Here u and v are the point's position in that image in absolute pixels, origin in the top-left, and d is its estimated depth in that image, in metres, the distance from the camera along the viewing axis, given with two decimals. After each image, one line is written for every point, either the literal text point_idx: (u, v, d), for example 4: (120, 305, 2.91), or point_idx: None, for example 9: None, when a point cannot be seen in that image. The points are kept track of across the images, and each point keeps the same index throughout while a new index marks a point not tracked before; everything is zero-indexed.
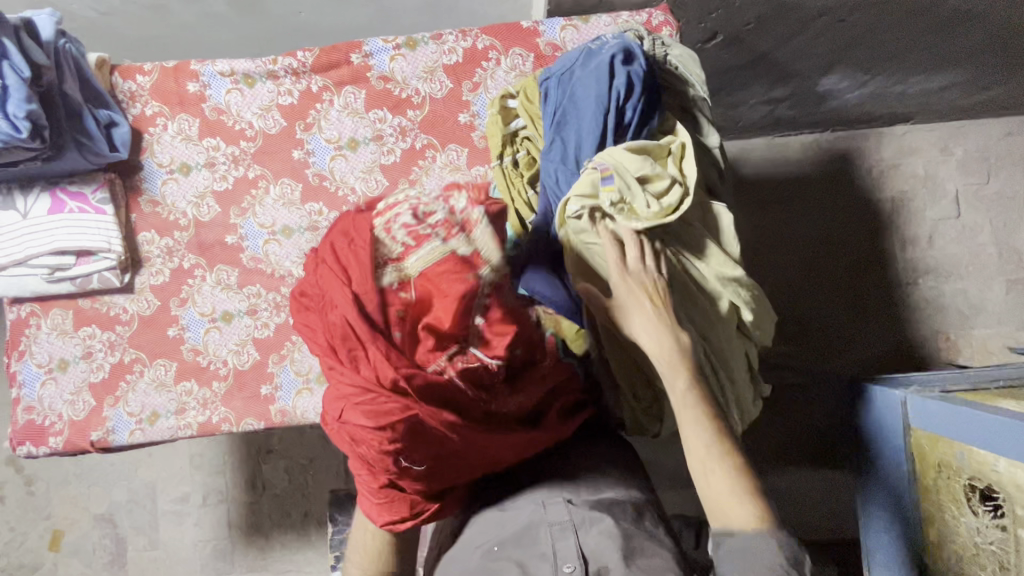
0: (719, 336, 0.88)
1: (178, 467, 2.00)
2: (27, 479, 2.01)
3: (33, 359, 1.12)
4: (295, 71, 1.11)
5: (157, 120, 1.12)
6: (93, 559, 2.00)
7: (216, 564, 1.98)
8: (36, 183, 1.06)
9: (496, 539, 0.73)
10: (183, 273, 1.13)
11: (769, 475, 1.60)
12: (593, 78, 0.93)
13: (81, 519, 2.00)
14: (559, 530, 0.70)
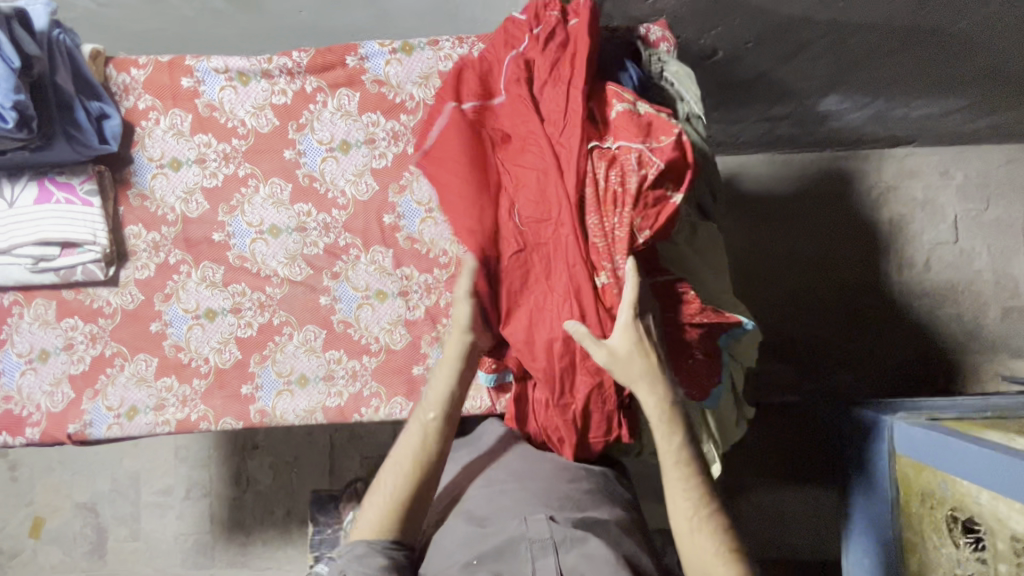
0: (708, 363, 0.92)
1: (162, 459, 1.99)
2: (11, 465, 2.01)
3: (14, 348, 1.12)
4: (290, 71, 1.10)
5: (149, 114, 1.12)
6: (73, 548, 1.99)
7: (196, 558, 1.97)
8: (24, 173, 1.05)
9: (475, 554, 0.74)
10: (168, 269, 1.12)
11: (757, 491, 1.60)
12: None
13: (63, 507, 2.00)
14: (540, 547, 0.73)
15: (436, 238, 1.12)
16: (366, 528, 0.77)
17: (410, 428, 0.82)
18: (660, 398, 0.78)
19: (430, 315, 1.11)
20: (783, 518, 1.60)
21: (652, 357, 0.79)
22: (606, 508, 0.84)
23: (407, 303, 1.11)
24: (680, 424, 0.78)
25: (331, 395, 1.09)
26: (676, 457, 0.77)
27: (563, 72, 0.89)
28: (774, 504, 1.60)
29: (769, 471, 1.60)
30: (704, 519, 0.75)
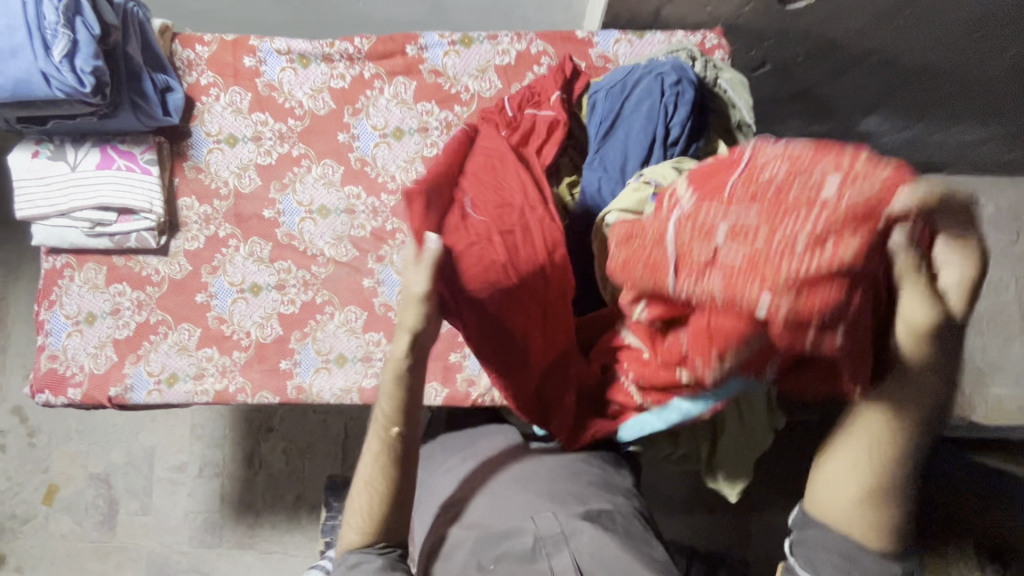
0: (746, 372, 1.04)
1: (178, 436, 2.01)
2: (30, 431, 2.04)
3: (62, 310, 1.14)
4: (350, 56, 1.12)
5: (210, 90, 1.14)
6: (84, 517, 2.01)
7: (204, 537, 1.98)
8: (88, 138, 1.08)
9: (489, 557, 0.78)
10: (218, 242, 1.14)
11: (770, 512, 1.56)
12: (642, 105, 0.95)
13: (78, 476, 2.02)
14: (554, 545, 0.78)
15: None
16: (352, 536, 0.79)
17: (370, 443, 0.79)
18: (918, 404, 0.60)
19: None
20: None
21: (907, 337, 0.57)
22: (610, 496, 0.87)
23: None
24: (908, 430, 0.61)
25: (368, 376, 1.11)
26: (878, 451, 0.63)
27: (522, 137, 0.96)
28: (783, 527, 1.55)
29: (785, 492, 1.55)
30: (867, 509, 0.64)
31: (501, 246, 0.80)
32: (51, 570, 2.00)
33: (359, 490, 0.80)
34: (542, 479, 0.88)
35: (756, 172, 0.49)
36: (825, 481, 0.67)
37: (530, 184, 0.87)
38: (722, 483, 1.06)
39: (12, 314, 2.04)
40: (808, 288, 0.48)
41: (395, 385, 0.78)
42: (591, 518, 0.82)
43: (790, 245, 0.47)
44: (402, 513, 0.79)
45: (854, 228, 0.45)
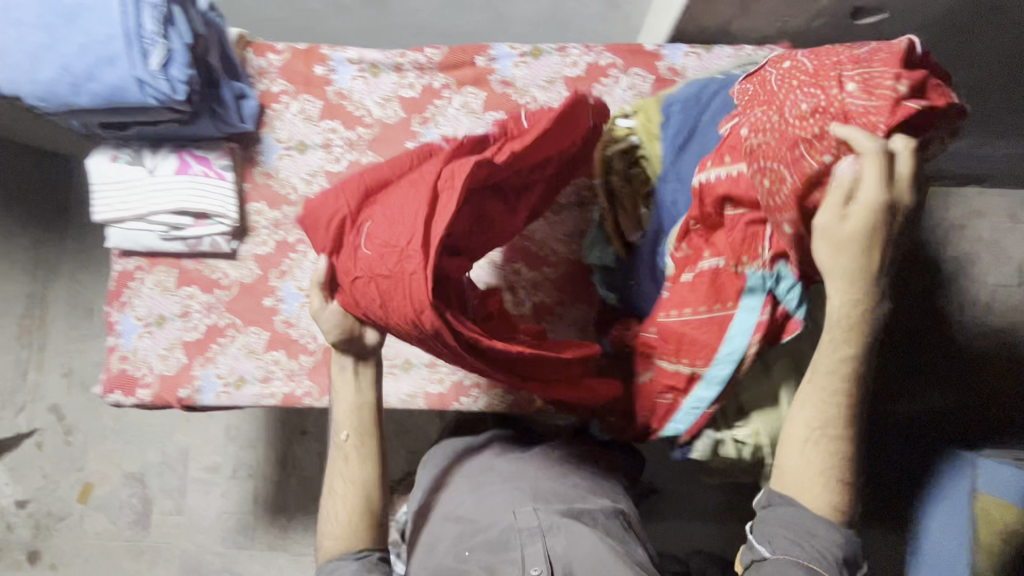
0: None
1: (213, 436, 2.03)
2: (66, 429, 2.04)
3: (133, 311, 1.16)
4: (420, 67, 1.14)
5: (281, 98, 1.16)
6: (119, 516, 2.03)
7: (237, 537, 1.99)
8: (166, 144, 1.10)
9: (468, 545, 0.86)
10: (287, 247, 1.16)
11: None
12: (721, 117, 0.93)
13: (113, 475, 2.04)
14: (529, 537, 0.83)
15: (547, 237, 1.14)
16: (336, 535, 0.88)
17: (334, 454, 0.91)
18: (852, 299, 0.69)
19: (538, 311, 1.14)
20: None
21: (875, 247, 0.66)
22: (596, 500, 0.93)
23: (515, 298, 1.14)
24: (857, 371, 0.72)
25: (434, 382, 1.13)
26: (839, 388, 0.72)
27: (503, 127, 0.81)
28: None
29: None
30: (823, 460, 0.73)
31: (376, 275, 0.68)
32: (85, 568, 2.01)
33: (330, 501, 0.89)
34: (526, 478, 0.95)
35: (801, 64, 0.69)
36: (790, 439, 0.75)
37: (419, 224, 0.66)
38: None
39: (49, 315, 2.02)
40: (780, 135, 0.67)
41: (354, 408, 0.89)
42: (572, 516, 0.87)
43: (800, 104, 0.65)
44: (376, 518, 0.89)
45: (824, 119, 0.63)
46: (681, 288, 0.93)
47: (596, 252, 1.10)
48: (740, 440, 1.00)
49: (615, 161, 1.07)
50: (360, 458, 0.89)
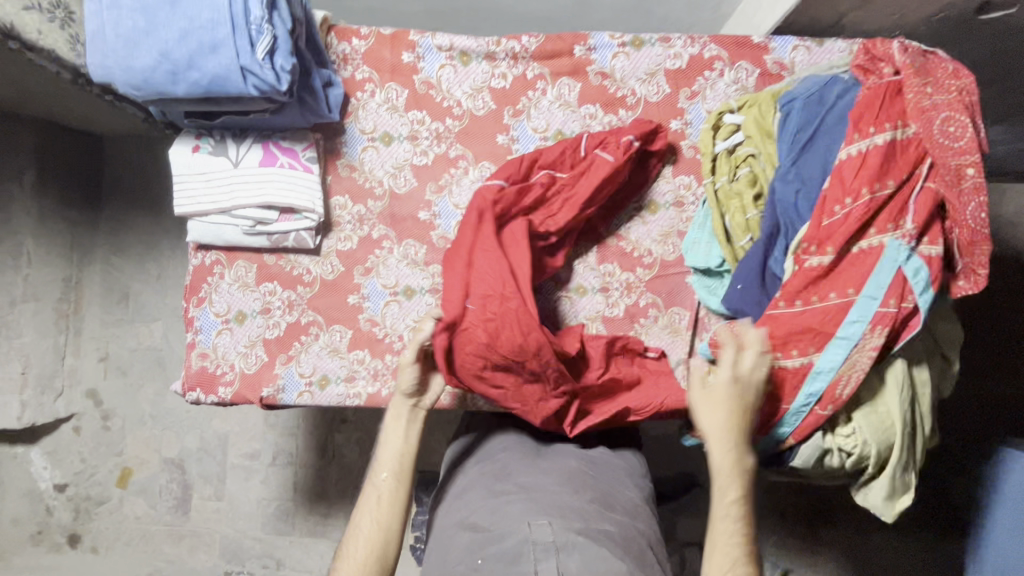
0: (920, 407, 0.99)
1: (252, 423, 1.85)
2: (104, 415, 1.88)
3: (212, 307, 1.12)
4: (515, 55, 1.09)
5: (365, 86, 1.11)
6: (158, 501, 1.89)
7: (277, 524, 1.84)
8: (249, 135, 1.05)
9: (479, 556, 0.84)
10: (371, 243, 1.12)
11: (858, 523, 1.51)
12: (848, 118, 0.93)
13: (151, 460, 1.89)
14: (543, 551, 0.81)
15: (643, 237, 1.10)
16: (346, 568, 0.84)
17: (367, 490, 0.89)
18: (737, 458, 0.84)
19: (630, 313, 1.10)
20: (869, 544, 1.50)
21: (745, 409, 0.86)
22: (612, 519, 0.92)
23: (607, 299, 1.11)
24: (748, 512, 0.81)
25: None
26: (739, 522, 0.80)
27: (568, 160, 1.05)
28: (859, 526, 1.51)
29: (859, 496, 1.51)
30: None
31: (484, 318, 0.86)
32: (126, 553, 1.89)
33: (351, 541, 0.86)
34: (543, 494, 0.94)
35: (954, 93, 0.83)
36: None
37: (508, 273, 0.88)
38: (880, 503, 1.03)
39: (84, 299, 1.85)
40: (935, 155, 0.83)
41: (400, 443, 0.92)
42: (587, 535, 0.85)
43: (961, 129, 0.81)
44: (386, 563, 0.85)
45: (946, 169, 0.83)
46: (805, 268, 0.88)
47: (697, 254, 1.05)
48: (845, 450, 0.98)
49: (722, 158, 1.04)
50: (390, 503, 0.88)
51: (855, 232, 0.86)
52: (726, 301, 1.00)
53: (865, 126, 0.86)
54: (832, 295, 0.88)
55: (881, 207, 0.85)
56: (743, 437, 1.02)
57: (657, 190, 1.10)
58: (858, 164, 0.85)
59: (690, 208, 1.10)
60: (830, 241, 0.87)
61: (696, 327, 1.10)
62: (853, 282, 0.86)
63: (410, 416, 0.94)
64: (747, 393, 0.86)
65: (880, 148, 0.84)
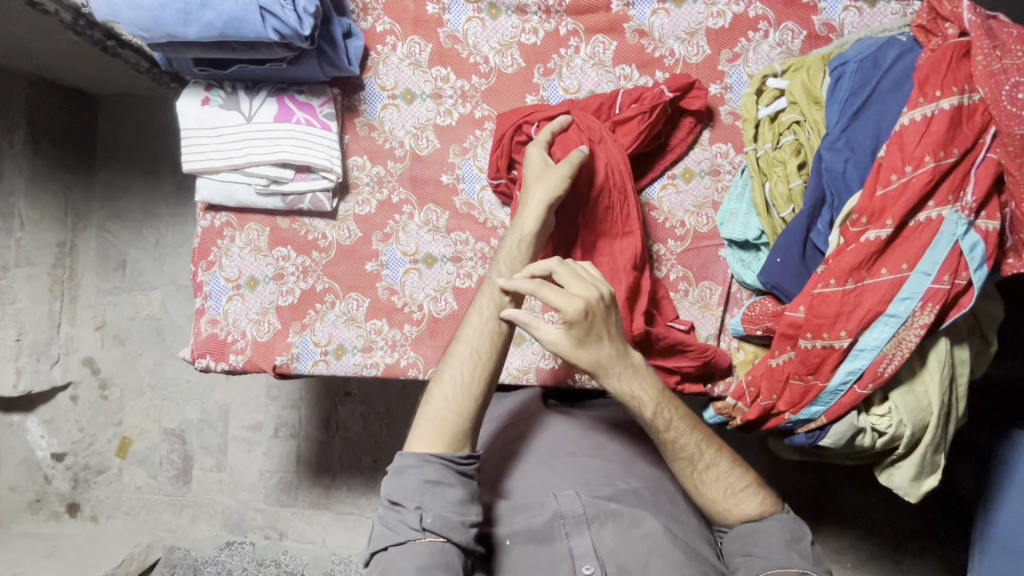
0: (958, 389, 0.96)
1: (253, 395, 1.79)
2: (101, 383, 1.81)
3: (222, 272, 1.07)
4: (547, 9, 1.02)
5: (386, 39, 1.04)
6: (159, 471, 1.83)
7: (279, 496, 1.79)
8: (262, 87, 0.99)
9: (508, 533, 0.86)
10: (391, 208, 1.06)
11: (865, 501, 1.49)
12: (904, 84, 0.88)
13: (151, 430, 1.82)
14: (575, 527, 0.85)
15: (675, 207, 1.05)
16: (444, 411, 0.84)
17: (473, 328, 0.90)
18: (631, 377, 0.85)
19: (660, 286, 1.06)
20: (865, 523, 1.49)
21: (605, 332, 0.83)
22: (638, 474, 0.94)
23: None
24: (680, 409, 0.87)
25: (546, 358, 1.06)
26: (695, 435, 0.87)
27: (607, 113, 1.01)
28: (858, 506, 1.49)
29: (856, 477, 1.50)
30: (738, 500, 0.87)
31: (603, 178, 0.97)
32: (127, 522, 1.84)
33: (451, 375, 0.87)
34: (567, 460, 0.94)
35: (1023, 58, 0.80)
36: (702, 491, 0.88)
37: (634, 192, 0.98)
38: (906, 484, 1.01)
39: (79, 265, 1.77)
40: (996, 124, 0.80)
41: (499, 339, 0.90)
42: (619, 501, 0.89)
43: None
44: (484, 402, 0.86)
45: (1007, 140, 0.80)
46: (862, 243, 0.84)
47: (734, 226, 1.01)
48: (878, 430, 0.95)
49: (764, 125, 0.99)
50: (495, 330, 0.90)
51: (915, 204, 0.82)
52: (766, 278, 0.96)
53: (931, 91, 0.81)
54: (886, 270, 0.84)
55: (942, 177, 0.81)
56: (774, 414, 0.99)
57: (691, 157, 1.05)
58: (922, 130, 0.81)
59: (726, 177, 1.04)
60: (890, 214, 0.82)
61: (727, 303, 1.06)
62: (913, 255, 0.82)
63: (538, 231, 0.92)
64: (599, 314, 0.82)
65: (944, 114, 0.80)
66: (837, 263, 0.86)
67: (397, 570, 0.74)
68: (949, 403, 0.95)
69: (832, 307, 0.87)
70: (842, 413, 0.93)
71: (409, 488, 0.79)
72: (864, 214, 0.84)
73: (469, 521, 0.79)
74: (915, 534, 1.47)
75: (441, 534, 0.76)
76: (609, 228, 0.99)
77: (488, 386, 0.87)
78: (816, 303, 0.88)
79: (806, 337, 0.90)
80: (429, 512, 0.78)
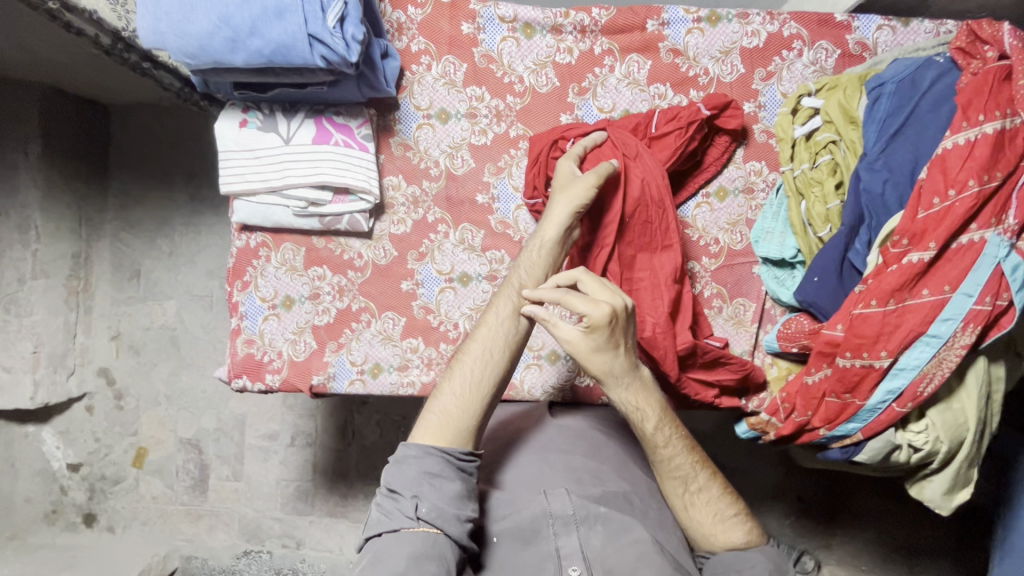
0: (994, 405, 0.97)
1: (270, 404, 1.78)
2: (117, 394, 1.80)
3: (258, 292, 1.07)
4: (583, 29, 1.03)
5: (421, 58, 1.04)
6: (175, 481, 1.81)
7: (296, 505, 1.78)
8: (300, 109, 0.99)
9: (496, 530, 0.84)
10: (426, 227, 1.07)
11: (880, 507, 1.50)
12: (944, 105, 0.88)
13: (167, 440, 1.81)
14: (563, 526, 0.84)
15: (709, 225, 1.06)
16: (452, 406, 0.82)
17: (488, 329, 0.87)
18: (637, 392, 0.85)
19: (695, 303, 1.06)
20: (883, 530, 1.50)
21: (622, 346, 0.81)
22: (628, 477, 0.95)
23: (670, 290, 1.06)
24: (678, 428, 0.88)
25: (582, 375, 1.07)
26: (690, 454, 0.88)
27: (642, 131, 1.01)
28: (874, 511, 1.50)
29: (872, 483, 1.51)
30: (726, 525, 0.88)
31: (636, 193, 0.97)
32: (144, 532, 1.82)
33: (463, 373, 0.84)
34: (560, 459, 0.95)
35: None
36: (688, 514, 0.89)
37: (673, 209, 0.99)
38: (939, 498, 1.02)
39: (94, 276, 1.76)
40: None
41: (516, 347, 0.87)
42: (607, 504, 0.88)
43: None
44: (491, 400, 0.83)
45: None
46: (905, 265, 0.84)
47: (770, 245, 1.02)
48: (914, 446, 0.96)
49: (800, 144, 1.00)
50: (511, 332, 0.87)
51: (958, 226, 0.82)
52: (803, 297, 0.97)
53: (973, 115, 0.82)
54: (927, 291, 0.85)
55: (985, 199, 0.82)
56: (808, 430, 1.00)
57: (725, 176, 1.05)
58: (965, 154, 0.81)
59: (760, 196, 1.05)
60: (933, 237, 0.83)
61: (761, 319, 1.07)
62: (955, 277, 0.83)
63: (559, 240, 0.92)
64: (620, 328, 0.80)
65: (988, 138, 0.80)
66: (878, 285, 0.87)
67: (387, 558, 0.71)
68: (985, 419, 0.96)
69: (874, 328, 0.87)
70: (880, 431, 0.94)
71: (407, 477, 0.77)
72: (907, 235, 0.85)
73: (465, 516, 0.77)
74: (930, 540, 1.48)
75: (436, 525, 0.74)
76: (648, 243, 0.99)
77: (498, 389, 0.84)
78: (856, 323, 0.88)
79: (845, 357, 0.90)
80: (426, 501, 0.75)
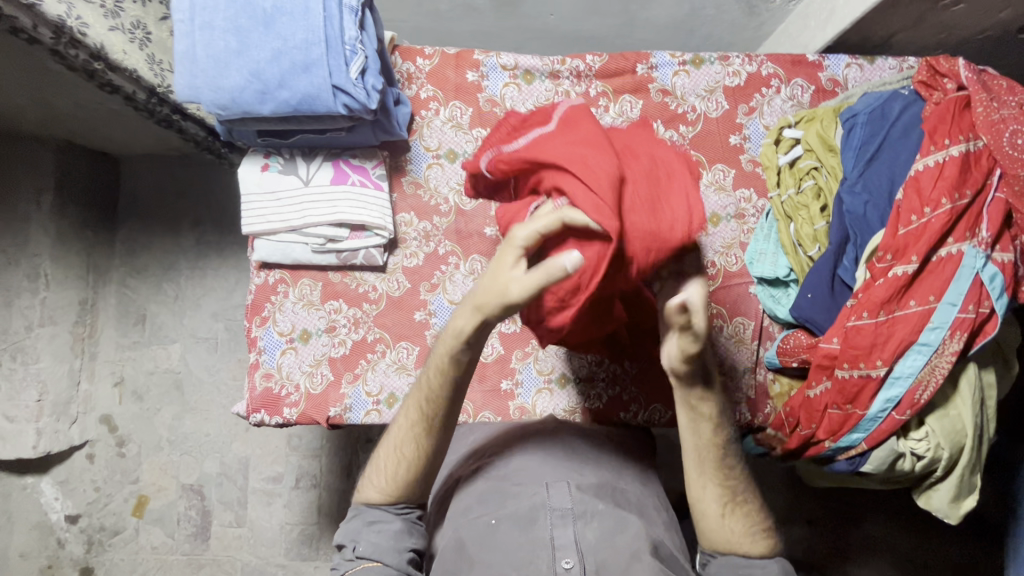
0: (988, 411, 1.01)
1: (275, 446, 1.78)
2: (119, 441, 1.79)
3: (276, 326, 1.11)
4: (579, 74, 1.12)
5: (430, 104, 1.12)
6: (176, 529, 1.78)
7: (301, 549, 1.75)
8: (318, 153, 1.06)
9: (495, 514, 0.77)
10: (437, 259, 1.12)
11: (889, 525, 1.51)
12: (912, 131, 0.97)
13: (170, 487, 1.79)
14: (560, 519, 0.75)
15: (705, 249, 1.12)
16: (373, 492, 0.83)
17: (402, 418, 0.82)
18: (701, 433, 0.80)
19: None
20: (895, 550, 1.49)
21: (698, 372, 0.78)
22: (625, 476, 0.88)
23: None
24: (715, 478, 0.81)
25: (591, 397, 1.10)
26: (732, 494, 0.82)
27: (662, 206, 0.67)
28: (885, 530, 1.50)
29: (881, 500, 1.52)
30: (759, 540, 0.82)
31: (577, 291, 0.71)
32: None
33: (380, 461, 0.84)
34: (562, 449, 0.89)
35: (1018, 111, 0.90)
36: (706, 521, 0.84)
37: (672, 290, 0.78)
38: (946, 507, 1.04)
39: (99, 321, 1.78)
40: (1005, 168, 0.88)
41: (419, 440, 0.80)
42: (606, 500, 0.79)
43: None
44: (413, 485, 0.82)
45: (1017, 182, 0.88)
46: (891, 278, 0.90)
47: (764, 264, 1.07)
48: (917, 454, 0.99)
49: (785, 171, 1.09)
50: (417, 433, 0.80)
51: (938, 241, 0.89)
52: (799, 313, 1.02)
53: (940, 140, 0.90)
54: (913, 302, 0.90)
55: (960, 215, 0.89)
56: (814, 443, 1.03)
57: (715, 202, 1.12)
58: (936, 175, 0.89)
59: (750, 220, 1.12)
60: (915, 250, 0.89)
61: (761, 337, 1.11)
62: (937, 292, 0.89)
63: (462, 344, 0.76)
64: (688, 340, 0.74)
65: (956, 160, 0.88)
66: (868, 298, 0.92)
67: None
68: (982, 424, 1.00)
69: (868, 338, 0.92)
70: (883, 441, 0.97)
71: (350, 528, 0.83)
72: (890, 253, 0.91)
73: (405, 547, 0.80)
74: (941, 557, 1.49)
75: (375, 558, 0.78)
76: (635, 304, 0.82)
77: (411, 480, 0.82)
78: (850, 335, 0.93)
79: (843, 367, 0.95)
80: (364, 541, 0.80)
